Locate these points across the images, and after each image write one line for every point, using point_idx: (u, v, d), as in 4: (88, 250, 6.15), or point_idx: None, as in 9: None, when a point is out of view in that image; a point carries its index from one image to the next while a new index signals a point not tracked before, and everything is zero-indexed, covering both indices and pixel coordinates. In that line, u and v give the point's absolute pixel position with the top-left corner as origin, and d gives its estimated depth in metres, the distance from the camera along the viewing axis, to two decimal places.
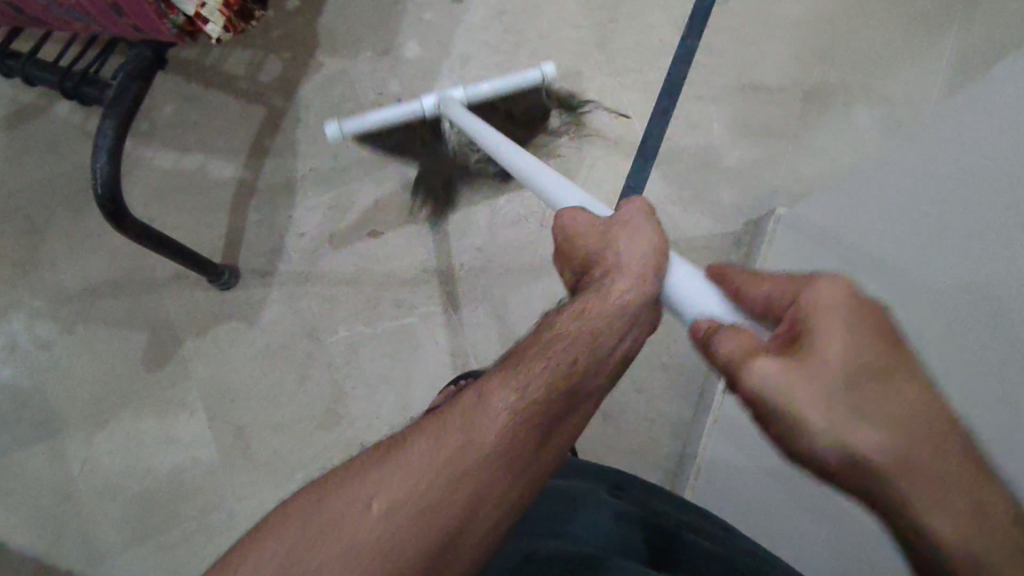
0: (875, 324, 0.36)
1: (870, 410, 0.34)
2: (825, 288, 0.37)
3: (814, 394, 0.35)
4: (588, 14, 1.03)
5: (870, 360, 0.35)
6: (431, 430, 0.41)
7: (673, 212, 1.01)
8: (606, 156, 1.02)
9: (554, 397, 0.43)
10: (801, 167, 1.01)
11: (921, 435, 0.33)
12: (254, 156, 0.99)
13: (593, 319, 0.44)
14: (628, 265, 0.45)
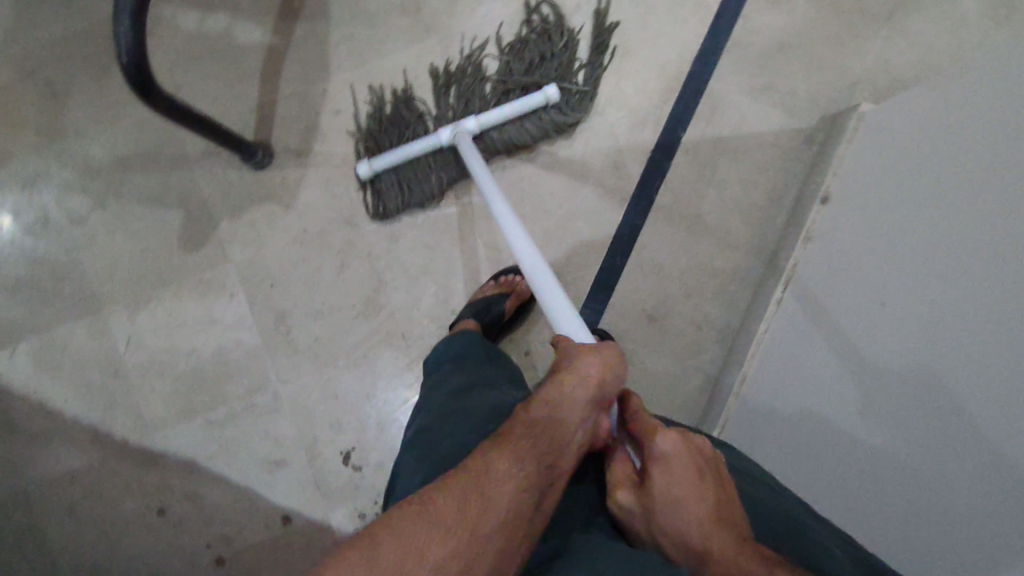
0: (686, 454, 0.54)
1: (672, 525, 0.51)
2: (662, 437, 0.54)
3: (644, 514, 0.53)
4: None
5: (680, 494, 0.52)
6: (453, 492, 0.46)
7: (743, 102, 0.92)
8: (671, 34, 0.92)
9: (541, 478, 0.49)
10: (891, 56, 0.91)
11: (706, 539, 0.50)
12: (284, 20, 0.91)
13: (564, 411, 0.53)
14: (584, 371, 0.55)
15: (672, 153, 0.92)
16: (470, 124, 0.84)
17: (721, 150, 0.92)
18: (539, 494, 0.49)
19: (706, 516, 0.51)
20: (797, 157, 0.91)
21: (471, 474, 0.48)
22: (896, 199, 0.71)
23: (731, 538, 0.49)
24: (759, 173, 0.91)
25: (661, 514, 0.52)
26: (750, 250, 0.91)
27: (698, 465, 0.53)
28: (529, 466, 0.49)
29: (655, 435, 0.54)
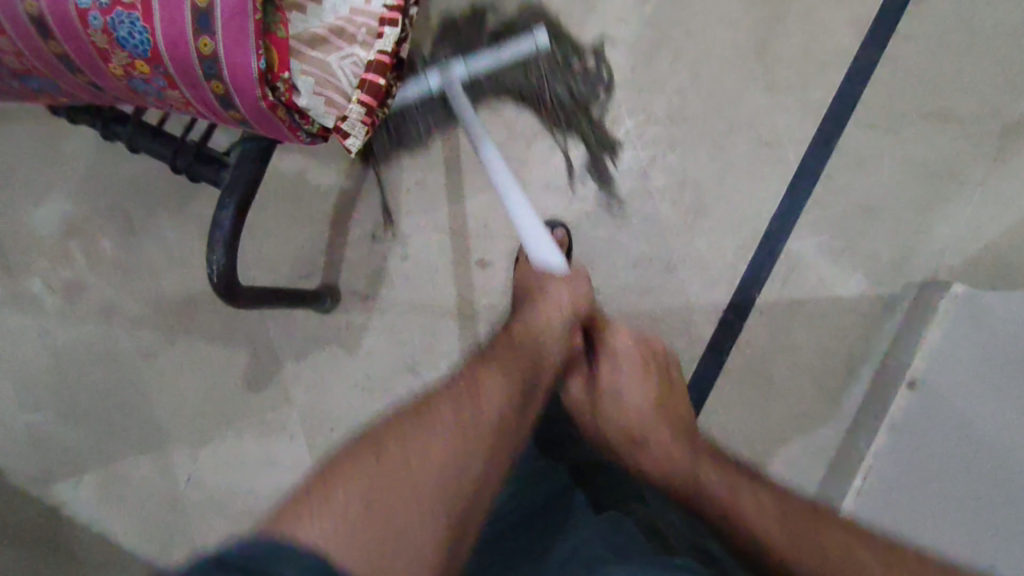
0: (637, 353, 0.77)
1: (618, 406, 0.73)
2: (619, 337, 0.77)
3: (589, 404, 0.75)
4: (747, 12, 0.87)
5: (639, 388, 0.74)
6: (451, 410, 0.60)
7: (823, 264, 0.88)
8: (751, 191, 0.88)
9: (522, 398, 0.65)
10: (985, 222, 0.86)
11: (649, 433, 0.71)
12: (356, 163, 0.91)
13: (543, 332, 0.71)
14: (561, 300, 0.72)
15: (746, 313, 0.89)
16: (459, 70, 0.85)
17: (797, 313, 0.88)
18: (516, 412, 0.64)
19: (647, 413, 0.72)
20: (878, 325, 0.87)
21: (465, 387, 0.64)
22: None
23: (666, 432, 0.71)
24: (837, 338, 0.87)
25: (608, 398, 0.74)
26: (825, 419, 0.87)
27: (650, 366, 0.76)
28: (516, 377, 0.66)
29: (617, 338, 0.77)
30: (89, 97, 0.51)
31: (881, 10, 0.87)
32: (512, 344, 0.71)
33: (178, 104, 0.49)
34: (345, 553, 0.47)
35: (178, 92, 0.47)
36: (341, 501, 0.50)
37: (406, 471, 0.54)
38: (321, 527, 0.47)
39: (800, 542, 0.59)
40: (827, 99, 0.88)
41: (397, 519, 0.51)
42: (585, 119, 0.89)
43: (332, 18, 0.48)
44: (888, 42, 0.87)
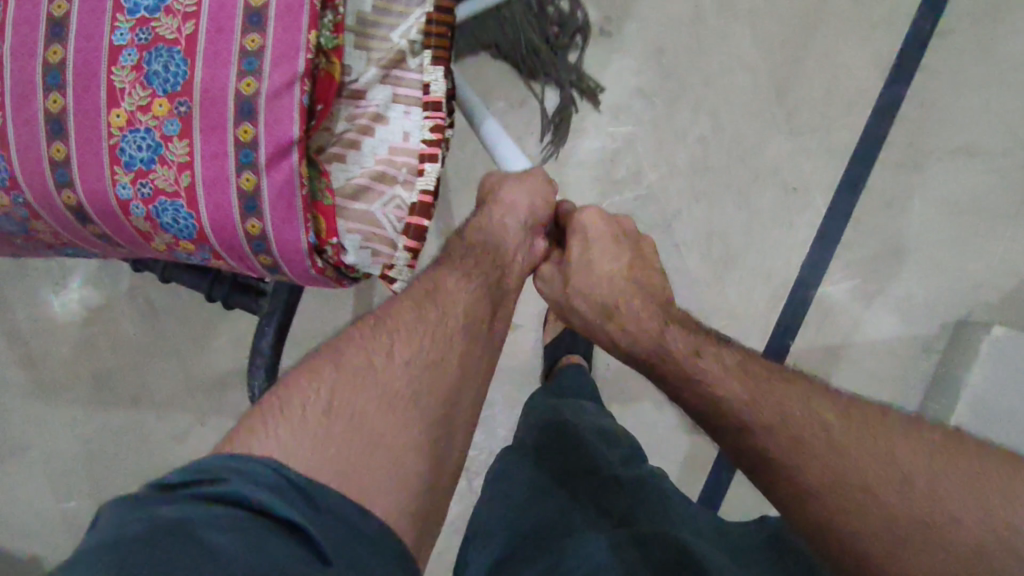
0: (610, 226, 0.63)
1: (587, 281, 0.61)
2: (585, 215, 0.62)
3: (564, 276, 0.63)
4: (767, 55, 0.85)
5: (611, 279, 0.61)
6: (410, 304, 0.52)
7: (857, 306, 0.87)
8: (780, 236, 0.87)
9: (495, 286, 0.57)
10: (1021, 255, 0.85)
11: (630, 284, 0.61)
12: None
13: (495, 230, 0.59)
14: (513, 200, 0.60)
15: (781, 361, 0.87)
16: None
17: (832, 358, 0.87)
18: (490, 301, 0.56)
19: (622, 283, 0.61)
20: (915, 366, 0.86)
21: (421, 287, 0.53)
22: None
23: (641, 300, 0.60)
24: (873, 381, 0.87)
25: (579, 280, 0.61)
26: None
27: (623, 228, 0.64)
28: (475, 282, 0.55)
29: (582, 213, 0.63)
30: (124, 257, 0.52)
31: (902, 45, 0.85)
32: (466, 244, 0.59)
33: (216, 262, 0.49)
34: (319, 463, 0.39)
35: (222, 257, 0.47)
36: (302, 409, 0.42)
37: (370, 370, 0.46)
38: (289, 438, 0.40)
39: (839, 448, 0.47)
40: (853, 139, 0.86)
41: (371, 429, 0.43)
42: (607, 173, 0.88)
43: (370, 161, 0.48)
44: (914, 77, 0.85)
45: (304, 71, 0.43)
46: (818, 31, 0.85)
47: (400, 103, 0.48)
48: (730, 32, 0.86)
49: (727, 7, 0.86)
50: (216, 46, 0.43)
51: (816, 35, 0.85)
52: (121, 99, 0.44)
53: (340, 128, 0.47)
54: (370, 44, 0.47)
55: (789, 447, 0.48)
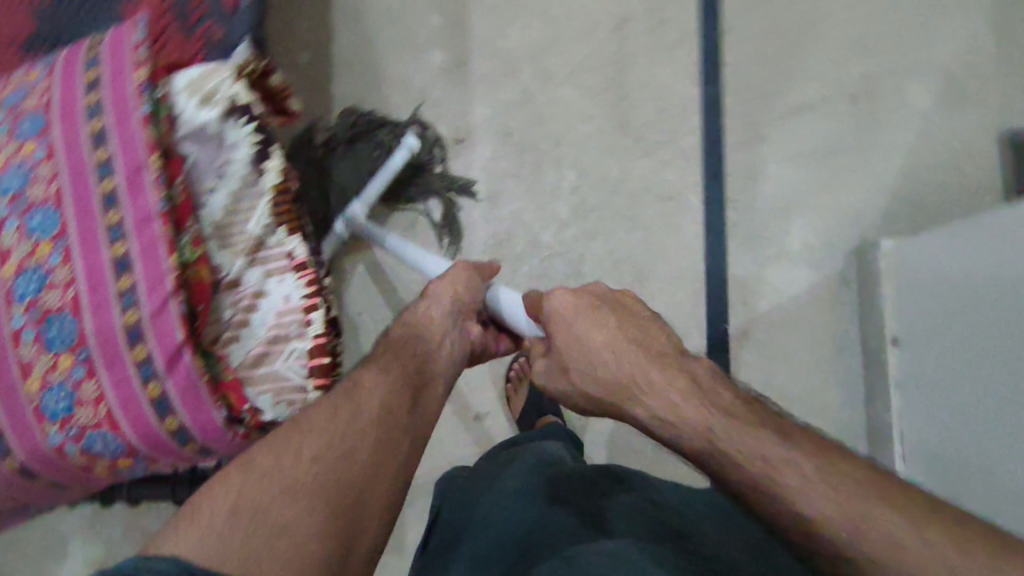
0: (592, 301, 0.55)
1: (574, 356, 0.53)
2: (556, 296, 0.55)
3: (552, 364, 0.55)
4: (598, 102, 0.97)
5: (604, 345, 0.52)
6: (327, 404, 0.51)
7: (768, 273, 0.94)
8: (676, 242, 0.95)
9: (410, 378, 0.55)
10: (882, 175, 0.93)
11: (629, 344, 0.52)
12: None
13: (420, 328, 0.60)
14: (436, 292, 0.63)
15: (726, 347, 0.93)
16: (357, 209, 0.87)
17: (770, 327, 0.93)
18: (409, 395, 0.54)
19: (607, 340, 0.52)
20: (842, 303, 0.92)
21: (329, 388, 0.53)
22: (958, 308, 0.75)
23: (643, 356, 0.51)
24: (815, 333, 0.92)
25: (567, 353, 0.54)
26: (843, 405, 0.91)
27: (602, 296, 0.56)
28: (391, 382, 0.54)
29: (551, 295, 0.55)
30: (87, 488, 0.56)
31: (703, 51, 0.97)
32: (392, 341, 0.59)
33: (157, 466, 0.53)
34: (222, 560, 0.40)
35: (159, 461, 0.51)
36: (210, 513, 0.43)
37: (280, 468, 0.46)
38: (205, 539, 0.41)
39: (824, 480, 0.42)
40: (698, 138, 0.96)
41: (278, 512, 0.43)
42: (507, 250, 0.96)
43: (260, 332, 0.53)
44: (726, 71, 0.97)
45: (174, 287, 0.48)
46: (632, 66, 0.97)
47: (273, 275, 0.54)
48: (560, 97, 0.97)
49: (548, 79, 0.98)
50: (96, 297, 0.47)
51: (632, 69, 0.97)
52: (30, 371, 0.48)
53: (226, 315, 0.53)
54: (230, 240, 0.53)
55: (816, 493, 0.41)
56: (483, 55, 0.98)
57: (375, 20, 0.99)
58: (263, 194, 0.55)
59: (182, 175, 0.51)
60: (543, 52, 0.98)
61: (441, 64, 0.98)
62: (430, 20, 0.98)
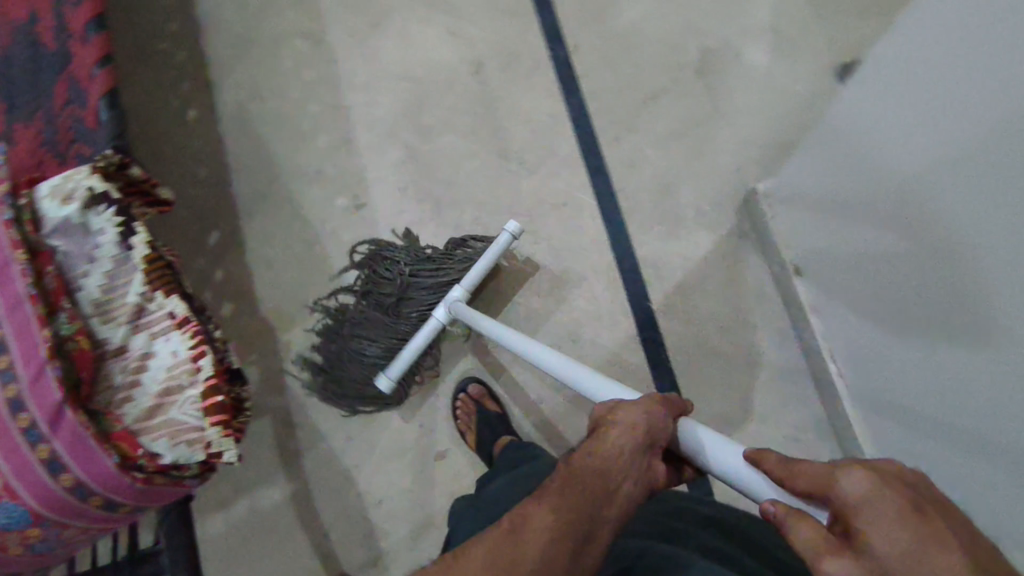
0: (901, 485, 0.34)
1: (876, 551, 0.32)
2: (851, 477, 0.34)
3: (829, 551, 0.34)
4: (475, 138, 1.04)
5: (905, 532, 0.32)
6: (487, 553, 0.42)
7: (671, 246, 0.99)
8: (581, 241, 1.00)
9: (581, 521, 0.43)
10: (743, 133, 1.01)
11: (930, 546, 0.32)
12: (290, 463, 0.95)
13: (602, 463, 0.45)
14: (627, 423, 0.46)
15: (654, 323, 0.97)
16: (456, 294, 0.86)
17: (687, 291, 0.97)
18: (582, 533, 0.43)
19: (945, 553, 0.31)
20: (744, 253, 0.98)
21: (504, 533, 0.43)
22: (839, 253, 0.82)
23: (949, 542, 0.32)
24: (729, 287, 0.97)
25: (851, 532, 0.33)
26: (775, 347, 0.95)
27: (908, 477, 0.35)
28: (568, 521, 0.43)
29: (840, 474, 0.35)
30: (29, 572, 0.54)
31: (556, 70, 1.06)
32: (569, 474, 0.46)
33: (71, 537, 0.50)
34: None
35: (69, 527, 0.49)
36: None
37: None
38: None
39: None
40: (574, 144, 1.03)
41: None
42: None
43: (154, 385, 0.52)
44: (581, 81, 1.05)
45: (49, 354, 0.47)
46: (497, 99, 1.05)
47: (159, 337, 0.53)
48: (441, 143, 1.04)
49: (427, 132, 1.05)
50: None
51: (498, 102, 1.05)
52: None
53: (117, 381, 0.51)
54: (110, 313, 0.53)
55: None
56: (363, 126, 1.06)
57: (261, 123, 1.07)
58: (135, 269, 0.54)
59: (52, 263, 0.52)
60: (417, 109, 1.06)
61: (327, 144, 1.05)
62: (309, 109, 1.07)
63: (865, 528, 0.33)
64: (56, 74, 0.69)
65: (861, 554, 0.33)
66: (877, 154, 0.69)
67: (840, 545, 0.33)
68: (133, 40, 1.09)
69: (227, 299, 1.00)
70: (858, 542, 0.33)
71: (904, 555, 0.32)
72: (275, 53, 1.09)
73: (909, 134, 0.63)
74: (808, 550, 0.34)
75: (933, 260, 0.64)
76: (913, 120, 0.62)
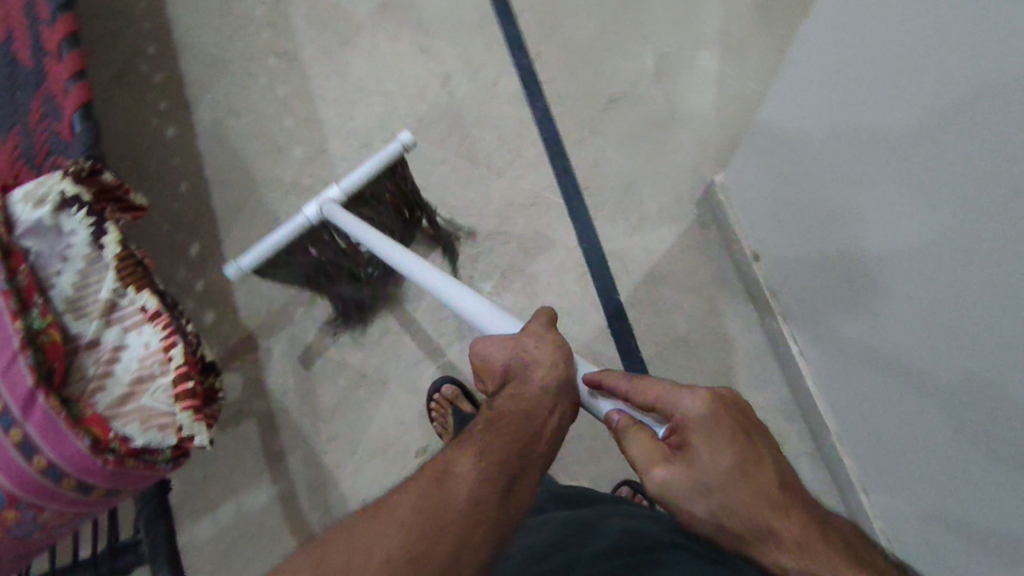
0: (727, 413, 0.48)
1: (697, 459, 0.47)
2: (690, 404, 0.48)
3: (661, 458, 0.48)
4: (445, 144, 1.08)
5: (723, 447, 0.47)
6: (416, 489, 0.45)
7: (637, 240, 1.02)
8: (550, 239, 1.03)
9: (509, 454, 0.48)
10: (701, 130, 1.05)
11: (737, 457, 0.47)
12: (274, 466, 0.97)
13: (520, 399, 0.52)
14: (536, 361, 0.54)
15: (624, 315, 1.00)
16: (333, 192, 0.82)
17: (654, 283, 1.00)
18: (510, 463, 0.47)
19: (738, 458, 0.47)
20: (707, 244, 1.01)
21: (435, 471, 0.47)
22: (798, 235, 0.85)
23: (745, 453, 0.47)
24: (693, 277, 1.00)
25: (682, 445, 0.48)
26: (741, 333, 0.98)
27: (732, 405, 0.49)
28: (497, 453, 0.48)
29: (684, 400, 0.48)
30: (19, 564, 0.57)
31: (520, 77, 1.10)
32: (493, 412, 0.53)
33: (48, 521, 0.52)
34: None
35: (45, 510, 0.51)
36: None
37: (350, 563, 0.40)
38: None
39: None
40: (539, 147, 1.07)
41: None
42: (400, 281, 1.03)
43: (126, 374, 0.55)
44: (544, 87, 1.09)
45: (21, 344, 0.51)
46: (464, 107, 1.09)
47: (131, 330, 0.56)
48: (411, 151, 1.08)
49: (398, 140, 1.08)
50: None
51: (465, 110, 1.09)
52: None
53: (89, 372, 0.55)
54: (84, 309, 0.56)
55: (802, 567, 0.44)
56: (336, 138, 1.09)
57: (238, 138, 1.10)
58: (107, 267, 0.57)
59: (25, 264, 0.55)
60: (388, 120, 1.09)
61: (302, 155, 1.09)
62: (284, 123, 1.10)
63: (698, 445, 0.47)
64: (33, 90, 0.72)
65: (685, 461, 0.47)
66: (824, 135, 0.73)
67: (671, 455, 0.48)
68: (114, 64, 1.13)
69: (209, 308, 1.03)
70: (687, 453, 0.47)
71: (722, 466, 0.46)
72: (250, 71, 1.13)
73: (854, 109, 0.67)
74: (643, 453, 0.48)
75: (890, 228, 0.67)
76: (861, 105, 0.65)
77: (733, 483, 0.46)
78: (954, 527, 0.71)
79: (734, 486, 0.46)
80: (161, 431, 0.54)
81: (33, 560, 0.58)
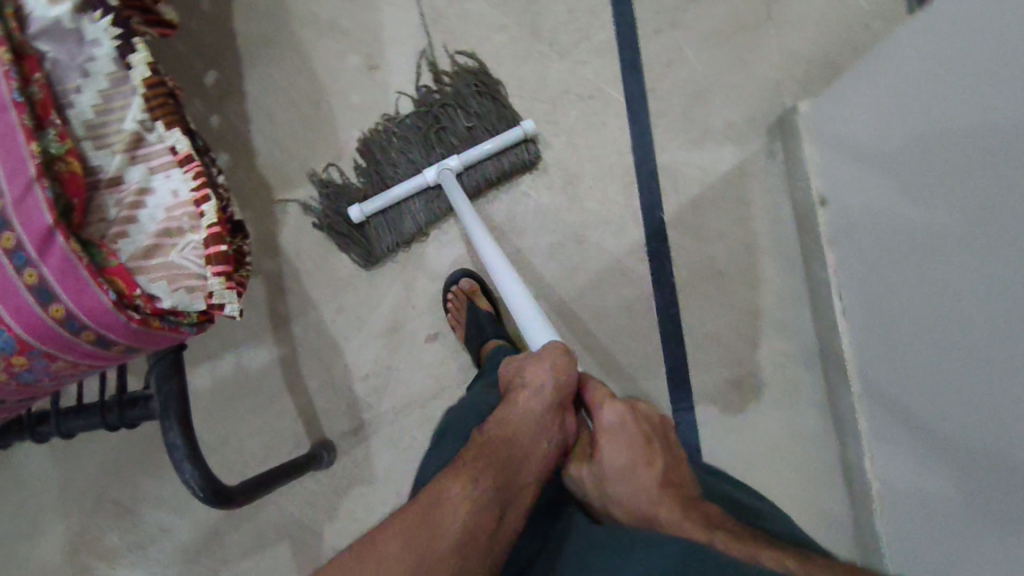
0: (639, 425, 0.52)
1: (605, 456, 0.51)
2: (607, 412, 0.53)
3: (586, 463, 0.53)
4: (506, 10, 0.95)
5: (629, 452, 0.50)
6: (416, 507, 0.47)
7: (695, 158, 0.94)
8: (603, 139, 0.95)
9: (497, 480, 0.50)
10: (791, 45, 0.94)
11: (637, 455, 0.50)
12: (279, 328, 0.94)
13: (510, 420, 0.53)
14: (531, 380, 0.55)
15: (664, 235, 0.94)
16: (453, 162, 0.85)
17: (702, 207, 0.94)
18: (497, 489, 0.49)
19: (638, 458, 0.50)
20: (769, 174, 0.94)
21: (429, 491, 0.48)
22: (874, 189, 0.78)
23: (651, 458, 0.50)
24: (746, 209, 0.94)
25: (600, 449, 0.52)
26: (779, 276, 0.94)
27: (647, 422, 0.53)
28: (487, 482, 0.49)
29: (604, 409, 0.54)
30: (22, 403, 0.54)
31: None
32: (486, 436, 0.53)
33: (60, 369, 0.49)
34: None
35: (59, 360, 0.48)
36: None
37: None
38: None
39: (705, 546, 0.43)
40: (611, 32, 0.95)
41: None
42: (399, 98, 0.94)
43: (152, 226, 0.49)
44: None
45: (37, 172, 0.43)
46: None
47: (158, 172, 0.50)
48: (467, 10, 0.95)
49: None
50: None
51: None
52: None
53: (111, 215, 0.48)
54: (104, 138, 0.49)
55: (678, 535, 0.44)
56: None
57: None
58: (134, 92, 0.49)
59: (41, 72, 0.47)
60: None
61: None
62: None
63: (606, 448, 0.51)
64: None
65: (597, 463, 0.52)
66: (939, 88, 0.64)
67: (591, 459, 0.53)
68: None
69: (224, 151, 0.94)
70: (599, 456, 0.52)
71: (619, 464, 0.50)
72: None
73: (977, 73, 0.58)
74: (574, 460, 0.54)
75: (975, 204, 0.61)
76: (990, 63, 0.57)
77: (625, 476, 0.49)
78: (952, 512, 0.70)
79: (624, 478, 0.49)
80: (189, 293, 0.49)
81: (38, 400, 0.55)
